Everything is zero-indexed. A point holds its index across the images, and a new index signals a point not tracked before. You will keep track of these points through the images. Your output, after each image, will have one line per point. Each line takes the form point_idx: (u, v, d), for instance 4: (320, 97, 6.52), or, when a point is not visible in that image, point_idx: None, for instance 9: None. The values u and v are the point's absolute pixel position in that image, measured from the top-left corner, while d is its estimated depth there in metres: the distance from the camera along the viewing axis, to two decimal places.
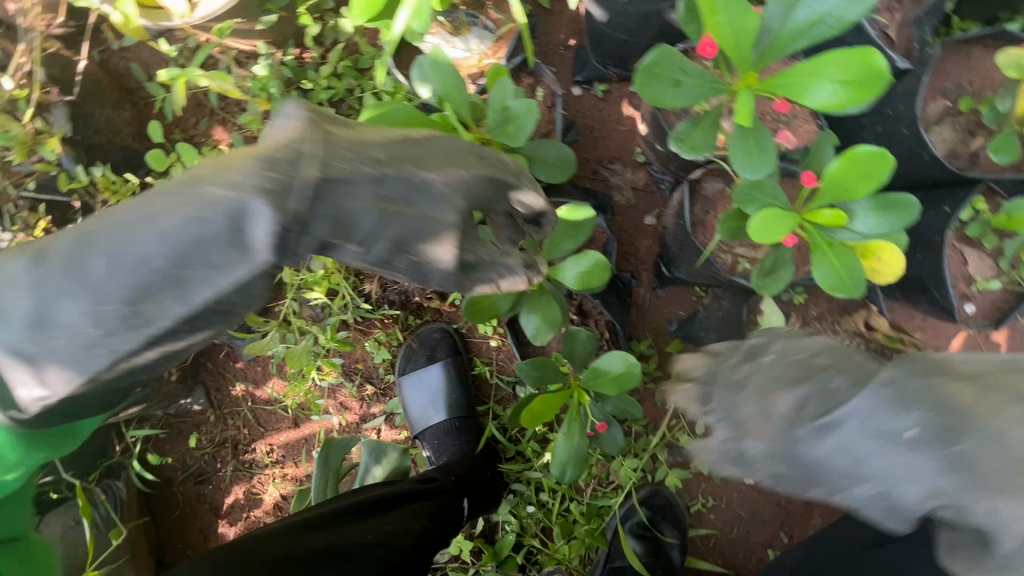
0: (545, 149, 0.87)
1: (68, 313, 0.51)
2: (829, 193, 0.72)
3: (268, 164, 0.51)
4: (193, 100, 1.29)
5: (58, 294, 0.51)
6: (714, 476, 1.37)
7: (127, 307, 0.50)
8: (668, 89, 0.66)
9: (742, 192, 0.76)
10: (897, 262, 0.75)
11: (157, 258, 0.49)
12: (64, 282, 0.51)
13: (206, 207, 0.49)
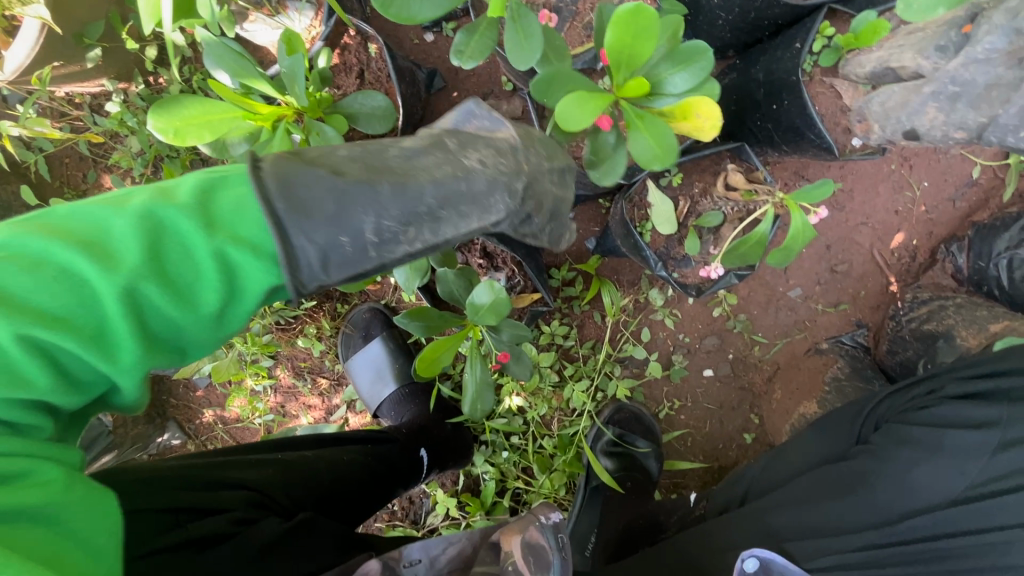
0: (364, 105, 0.87)
1: (321, 239, 0.50)
2: (622, 67, 0.68)
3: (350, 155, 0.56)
4: (69, 154, 1.28)
5: (324, 215, 0.50)
6: (673, 377, 1.37)
7: (371, 245, 0.53)
8: (413, 1, 0.65)
9: (541, 88, 0.71)
10: (715, 114, 0.70)
11: (383, 228, 0.53)
12: (318, 191, 0.50)
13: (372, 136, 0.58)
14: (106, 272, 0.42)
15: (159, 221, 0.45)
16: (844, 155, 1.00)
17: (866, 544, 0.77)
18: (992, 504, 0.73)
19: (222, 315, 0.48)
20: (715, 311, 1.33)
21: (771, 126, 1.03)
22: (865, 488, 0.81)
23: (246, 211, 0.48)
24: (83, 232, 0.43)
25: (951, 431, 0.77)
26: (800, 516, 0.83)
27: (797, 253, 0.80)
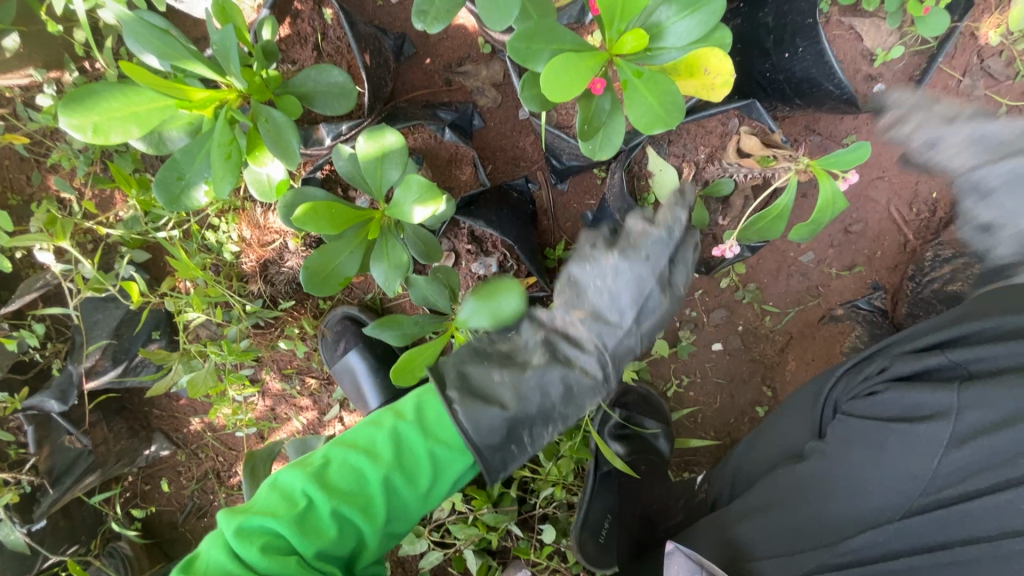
0: (320, 82, 0.75)
1: (494, 442, 0.70)
2: (616, 16, 0.58)
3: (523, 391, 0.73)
4: (5, 156, 1.15)
5: (494, 428, 0.69)
6: (680, 353, 1.31)
7: (527, 432, 0.73)
8: None
9: (519, 49, 0.60)
10: (726, 69, 0.60)
11: (534, 430, 0.73)
12: (489, 421, 0.69)
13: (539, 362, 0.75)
14: (305, 532, 0.60)
15: (324, 467, 0.64)
16: (866, 106, 0.90)
17: (815, 567, 0.62)
18: (949, 515, 0.56)
19: (405, 494, 0.65)
20: (723, 282, 1.25)
21: (781, 78, 0.92)
22: (808, 498, 0.67)
23: (377, 442, 0.66)
24: (280, 504, 0.61)
25: (895, 425, 0.61)
26: (760, 534, 0.70)
27: (825, 225, 0.74)
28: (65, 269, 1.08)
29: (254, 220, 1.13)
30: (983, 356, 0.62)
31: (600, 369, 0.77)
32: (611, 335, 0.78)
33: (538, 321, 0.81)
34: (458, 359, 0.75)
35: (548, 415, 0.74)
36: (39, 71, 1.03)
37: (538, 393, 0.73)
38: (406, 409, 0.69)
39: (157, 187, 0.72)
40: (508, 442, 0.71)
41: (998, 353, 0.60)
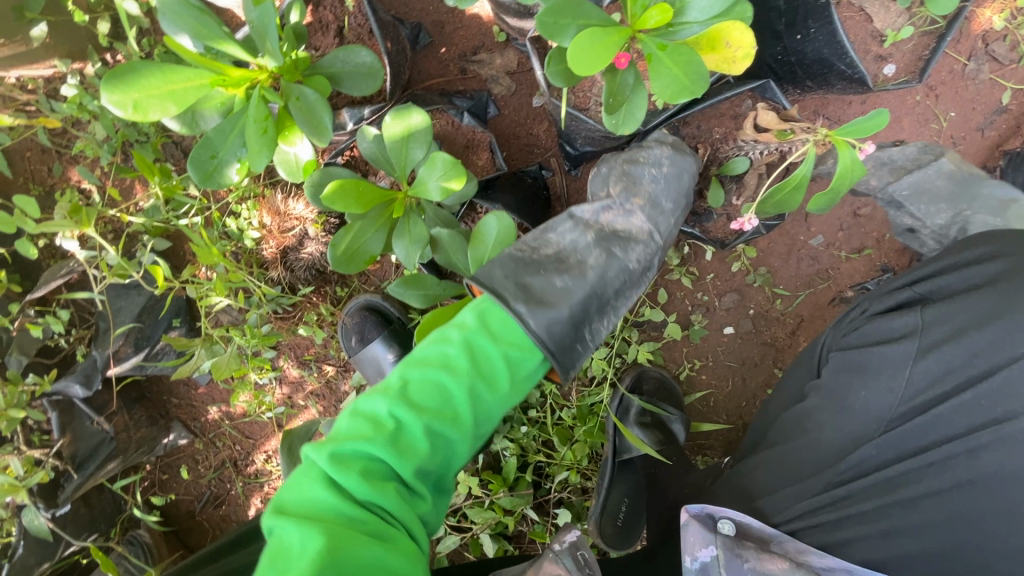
0: (346, 63, 0.77)
1: (560, 334, 0.69)
2: None
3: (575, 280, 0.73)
4: (28, 147, 1.17)
5: (560, 321, 0.69)
6: (693, 337, 1.32)
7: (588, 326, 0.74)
8: None
9: (547, 24, 0.62)
10: (748, 41, 0.62)
11: (591, 324, 0.74)
12: (550, 313, 0.69)
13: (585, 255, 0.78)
14: (402, 451, 0.57)
15: (403, 388, 0.60)
16: (876, 86, 0.92)
17: (826, 485, 0.74)
18: (927, 419, 0.69)
19: (484, 399, 0.63)
20: (734, 266, 1.27)
21: (793, 60, 0.94)
22: (811, 427, 0.78)
23: (452, 354, 0.63)
24: (359, 431, 0.57)
25: (876, 348, 0.73)
26: (770, 471, 0.80)
27: (843, 194, 0.78)
28: (89, 256, 1.10)
29: (274, 207, 1.14)
30: (938, 289, 0.75)
31: (642, 257, 0.82)
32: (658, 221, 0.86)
33: (582, 219, 0.82)
34: (510, 272, 0.71)
35: (603, 307, 0.76)
36: (63, 62, 1.05)
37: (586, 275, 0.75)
38: (474, 319, 0.66)
39: (191, 164, 0.74)
40: (572, 336, 0.71)
41: (947, 285, 0.75)
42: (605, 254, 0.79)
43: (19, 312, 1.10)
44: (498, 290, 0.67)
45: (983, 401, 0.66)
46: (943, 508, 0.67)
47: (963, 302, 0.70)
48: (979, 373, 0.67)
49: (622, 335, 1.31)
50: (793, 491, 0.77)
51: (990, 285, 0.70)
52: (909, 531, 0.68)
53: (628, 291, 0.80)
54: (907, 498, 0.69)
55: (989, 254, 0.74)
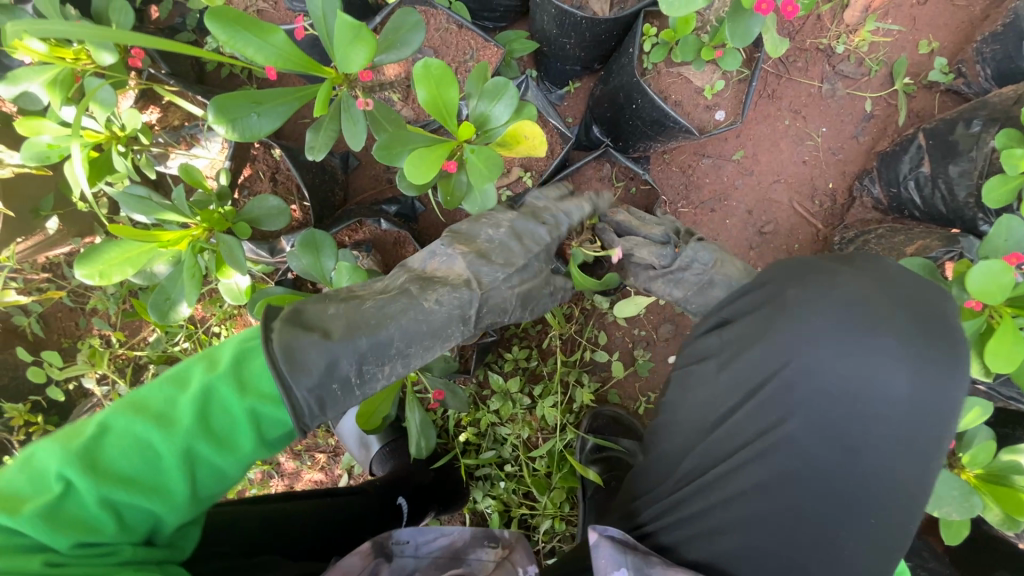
0: (260, 206, 0.98)
1: (314, 386, 0.68)
2: (446, 118, 0.78)
3: (357, 332, 0.73)
4: (56, 310, 1.43)
5: (317, 371, 0.68)
6: (640, 371, 1.41)
7: (359, 376, 0.74)
8: (253, 119, 0.76)
9: (384, 155, 0.81)
10: (539, 132, 0.80)
11: (363, 372, 0.74)
12: (313, 356, 0.68)
13: (417, 295, 0.83)
14: (62, 523, 0.55)
15: (96, 443, 0.58)
16: (708, 132, 1.07)
17: (669, 493, 0.85)
18: (726, 432, 0.80)
19: (204, 455, 0.62)
20: (661, 300, 1.38)
21: (641, 122, 1.10)
22: (655, 440, 0.90)
23: (178, 406, 0.62)
24: (21, 490, 0.55)
25: (691, 368, 0.86)
26: (637, 482, 0.93)
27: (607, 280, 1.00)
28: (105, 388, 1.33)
29: (248, 322, 1.35)
30: (732, 310, 0.84)
31: (451, 302, 0.85)
32: (488, 275, 0.91)
33: (409, 267, 0.91)
34: (320, 298, 0.78)
35: (376, 351, 0.75)
36: (76, 240, 1.32)
37: (390, 312, 0.78)
38: (217, 366, 0.65)
39: (151, 307, 0.94)
40: (344, 385, 0.71)
41: (741, 306, 0.83)
42: (405, 300, 0.81)
43: None
44: (272, 334, 0.68)
45: (760, 409, 0.78)
46: (745, 508, 0.77)
47: (746, 321, 0.81)
48: (760, 386, 0.78)
49: (573, 381, 1.41)
50: (647, 498, 0.89)
51: (766, 305, 0.80)
52: (727, 531, 0.77)
53: (427, 343, 0.82)
54: (720, 501, 0.78)
55: (766, 276, 0.83)
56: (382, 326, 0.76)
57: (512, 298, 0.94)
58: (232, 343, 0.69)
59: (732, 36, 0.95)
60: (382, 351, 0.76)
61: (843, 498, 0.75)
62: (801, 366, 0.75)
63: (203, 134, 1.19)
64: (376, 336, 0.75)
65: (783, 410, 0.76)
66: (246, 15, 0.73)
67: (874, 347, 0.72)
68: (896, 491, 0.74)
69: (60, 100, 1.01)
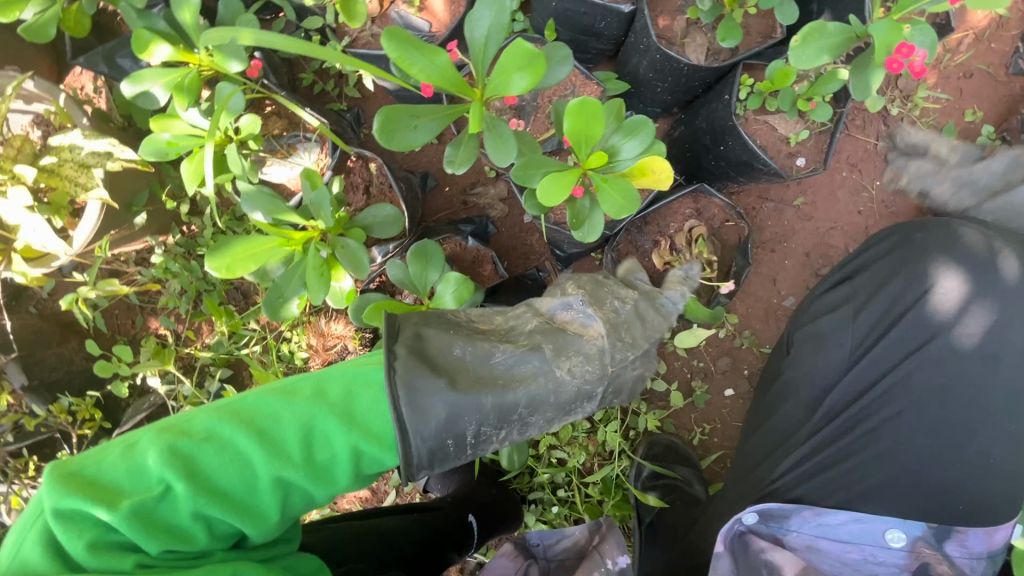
0: (373, 213, 1.02)
1: (430, 435, 0.68)
2: (582, 145, 0.83)
3: (479, 386, 0.70)
4: (119, 306, 1.43)
5: (436, 422, 0.67)
6: (697, 402, 1.44)
7: (474, 436, 0.71)
8: (410, 133, 0.82)
9: (519, 175, 0.87)
10: (667, 167, 0.85)
11: (479, 430, 0.71)
12: (435, 405, 0.67)
13: (550, 355, 0.75)
14: (156, 530, 0.60)
15: (200, 452, 0.63)
16: (791, 176, 1.15)
17: (813, 437, 1.08)
18: (865, 368, 1.06)
19: (289, 481, 0.65)
20: (721, 333, 1.43)
21: (723, 163, 1.20)
22: (793, 390, 1.14)
23: (279, 428, 0.65)
24: (122, 491, 0.60)
25: (826, 318, 1.12)
26: (766, 443, 1.15)
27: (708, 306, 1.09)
28: (169, 389, 1.32)
29: (319, 329, 1.37)
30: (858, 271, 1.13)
31: (585, 376, 0.76)
32: (620, 350, 0.81)
33: (538, 309, 0.85)
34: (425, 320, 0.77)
35: (499, 408, 0.72)
36: (154, 237, 1.34)
37: (516, 363, 0.74)
38: (322, 403, 0.66)
39: (265, 304, 0.96)
40: (456, 442, 0.70)
41: (866, 262, 1.12)
42: (537, 356, 0.75)
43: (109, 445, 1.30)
44: (395, 357, 0.68)
45: (904, 337, 1.03)
46: (894, 428, 1.02)
47: (874, 269, 1.10)
48: (895, 324, 1.05)
49: (631, 408, 1.44)
50: (779, 456, 1.11)
51: (891, 255, 1.09)
52: (875, 454, 1.02)
53: (547, 414, 0.77)
54: (865, 430, 1.04)
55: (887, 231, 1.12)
56: (512, 387, 0.72)
57: (632, 377, 0.84)
58: (339, 379, 0.69)
59: (827, 92, 1.04)
60: (506, 410, 0.72)
61: (969, 414, 0.99)
62: (933, 303, 1.02)
63: (300, 144, 1.24)
64: (505, 396, 0.71)
65: (925, 336, 1.02)
66: (415, 39, 0.78)
67: (997, 278, 1.00)
68: (1011, 402, 0.98)
69: (187, 101, 1.04)
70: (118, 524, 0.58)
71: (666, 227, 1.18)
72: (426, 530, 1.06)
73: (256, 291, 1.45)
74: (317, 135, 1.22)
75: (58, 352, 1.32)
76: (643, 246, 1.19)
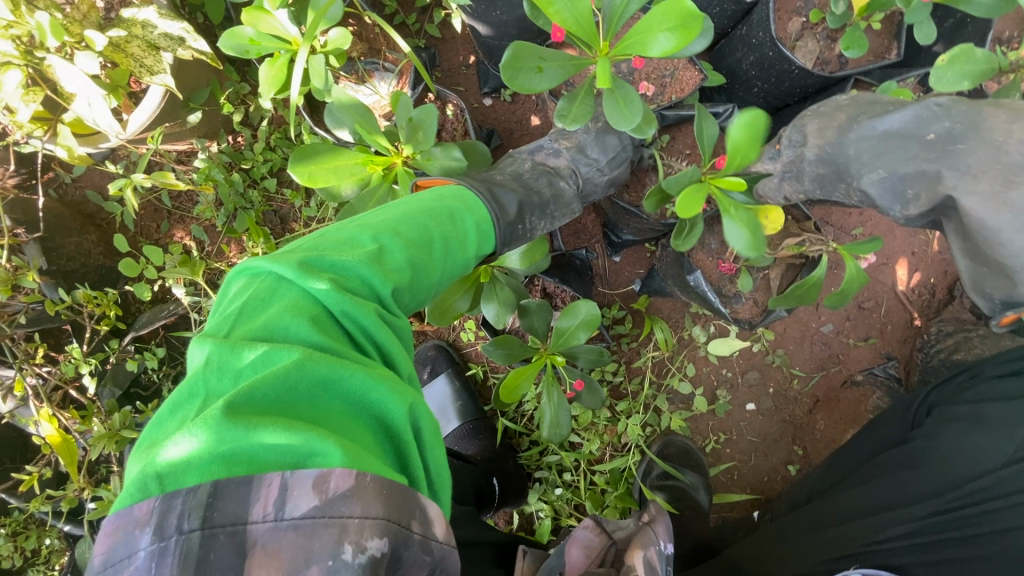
0: (460, 148, 0.98)
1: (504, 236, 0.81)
2: (734, 165, 0.83)
3: (511, 183, 0.90)
4: (150, 206, 1.36)
5: (512, 208, 0.83)
6: (718, 411, 1.44)
7: (530, 221, 0.88)
8: (533, 76, 0.78)
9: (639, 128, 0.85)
10: (778, 222, 0.90)
11: (532, 217, 0.89)
12: (506, 195, 0.83)
13: (551, 171, 1.01)
14: (383, 270, 0.58)
15: (390, 224, 0.64)
16: None
17: (932, 510, 0.85)
18: None
19: (456, 251, 0.71)
20: (755, 347, 1.41)
21: None
22: (919, 464, 0.91)
23: (434, 208, 0.71)
24: (340, 248, 0.57)
25: (991, 405, 0.89)
26: (852, 504, 0.95)
27: (849, 296, 0.94)
28: (193, 301, 1.26)
29: None
30: None
31: (575, 178, 1.03)
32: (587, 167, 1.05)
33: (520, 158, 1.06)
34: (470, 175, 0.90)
35: (540, 204, 0.91)
36: (202, 140, 1.28)
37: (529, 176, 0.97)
38: (458, 210, 0.74)
39: (334, 223, 0.88)
40: (519, 225, 0.84)
41: None
42: (546, 176, 0.99)
43: (121, 347, 1.24)
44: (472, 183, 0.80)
45: None
46: None
47: None
48: None
49: (654, 405, 1.43)
50: (879, 520, 0.89)
51: None
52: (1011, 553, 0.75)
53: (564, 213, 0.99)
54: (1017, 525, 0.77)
55: None
56: (544, 189, 0.94)
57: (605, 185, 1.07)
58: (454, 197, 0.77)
59: None
60: (543, 203, 0.92)
61: None
62: None
63: (377, 72, 1.18)
64: (543, 196, 0.93)
65: None
66: None
67: None
68: None
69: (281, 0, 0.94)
70: (354, 268, 0.55)
71: None
72: (478, 480, 1.13)
73: (294, 217, 1.38)
74: (398, 65, 1.16)
75: (77, 242, 1.24)
76: (709, 245, 1.17)
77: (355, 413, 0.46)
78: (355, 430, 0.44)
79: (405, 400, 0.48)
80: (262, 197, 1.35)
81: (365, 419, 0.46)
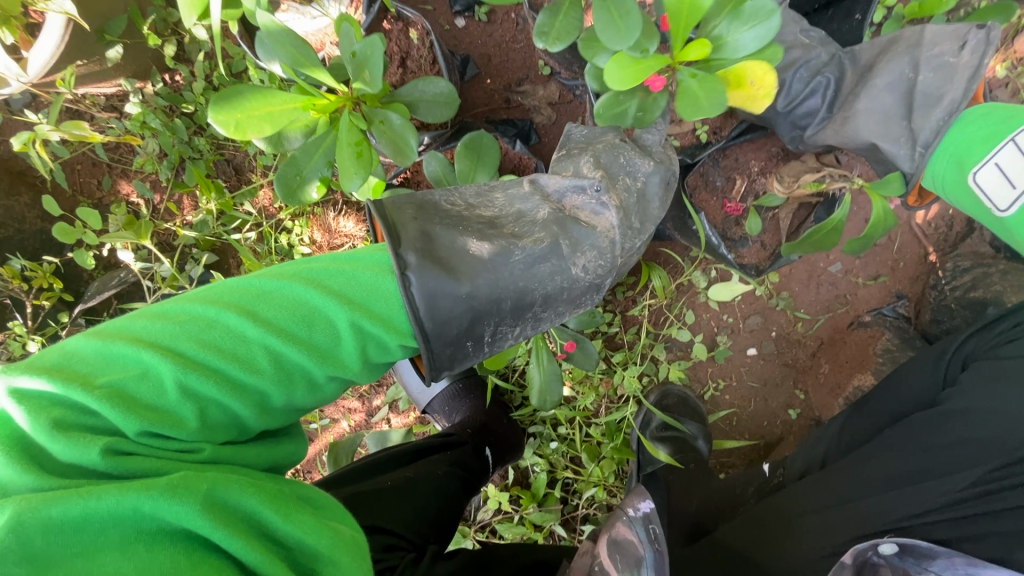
0: (420, 83, 0.83)
1: (452, 337, 0.61)
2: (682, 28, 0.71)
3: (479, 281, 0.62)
4: (84, 161, 1.20)
5: (459, 319, 0.60)
6: (718, 357, 1.37)
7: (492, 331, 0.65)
8: None
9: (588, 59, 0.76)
10: (768, 81, 0.75)
11: (496, 329, 0.65)
12: (451, 297, 0.59)
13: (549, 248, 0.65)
14: (136, 404, 0.45)
15: (185, 322, 0.50)
16: None
17: (976, 479, 0.73)
18: None
19: (313, 340, 0.53)
20: (759, 291, 1.33)
21: None
22: (957, 425, 0.78)
23: (259, 294, 0.54)
24: (93, 368, 0.45)
25: None
26: (874, 467, 0.83)
27: (875, 239, 0.92)
28: (144, 268, 1.14)
29: (325, 224, 1.19)
30: None
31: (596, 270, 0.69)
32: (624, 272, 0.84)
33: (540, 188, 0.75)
34: (421, 216, 0.65)
35: (512, 302, 0.64)
36: (130, 80, 1.11)
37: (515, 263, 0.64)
38: (318, 271, 0.57)
39: (278, 180, 0.77)
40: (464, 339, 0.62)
41: None
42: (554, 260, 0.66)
43: (70, 321, 1.13)
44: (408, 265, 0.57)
45: None
46: None
47: None
48: None
49: (651, 355, 1.37)
50: (912, 490, 0.77)
51: None
52: None
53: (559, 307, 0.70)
54: None
55: None
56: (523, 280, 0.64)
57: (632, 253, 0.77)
58: (337, 256, 0.60)
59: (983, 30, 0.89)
60: (519, 298, 0.64)
61: None
62: None
63: None
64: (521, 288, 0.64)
65: None
66: None
67: None
68: None
69: None
70: (89, 402, 0.43)
71: (748, 163, 1.02)
72: (460, 471, 1.02)
73: (249, 167, 1.22)
74: None
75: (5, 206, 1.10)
76: (714, 182, 1.04)
77: (133, 545, 0.41)
78: (142, 561, 0.40)
79: (196, 501, 0.42)
80: (210, 145, 1.19)
81: (163, 546, 0.41)
